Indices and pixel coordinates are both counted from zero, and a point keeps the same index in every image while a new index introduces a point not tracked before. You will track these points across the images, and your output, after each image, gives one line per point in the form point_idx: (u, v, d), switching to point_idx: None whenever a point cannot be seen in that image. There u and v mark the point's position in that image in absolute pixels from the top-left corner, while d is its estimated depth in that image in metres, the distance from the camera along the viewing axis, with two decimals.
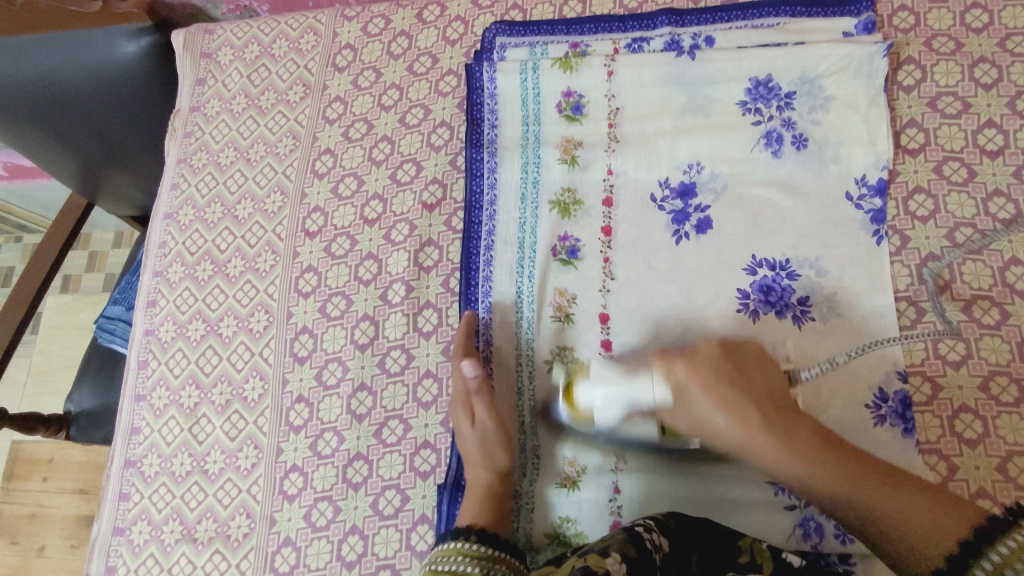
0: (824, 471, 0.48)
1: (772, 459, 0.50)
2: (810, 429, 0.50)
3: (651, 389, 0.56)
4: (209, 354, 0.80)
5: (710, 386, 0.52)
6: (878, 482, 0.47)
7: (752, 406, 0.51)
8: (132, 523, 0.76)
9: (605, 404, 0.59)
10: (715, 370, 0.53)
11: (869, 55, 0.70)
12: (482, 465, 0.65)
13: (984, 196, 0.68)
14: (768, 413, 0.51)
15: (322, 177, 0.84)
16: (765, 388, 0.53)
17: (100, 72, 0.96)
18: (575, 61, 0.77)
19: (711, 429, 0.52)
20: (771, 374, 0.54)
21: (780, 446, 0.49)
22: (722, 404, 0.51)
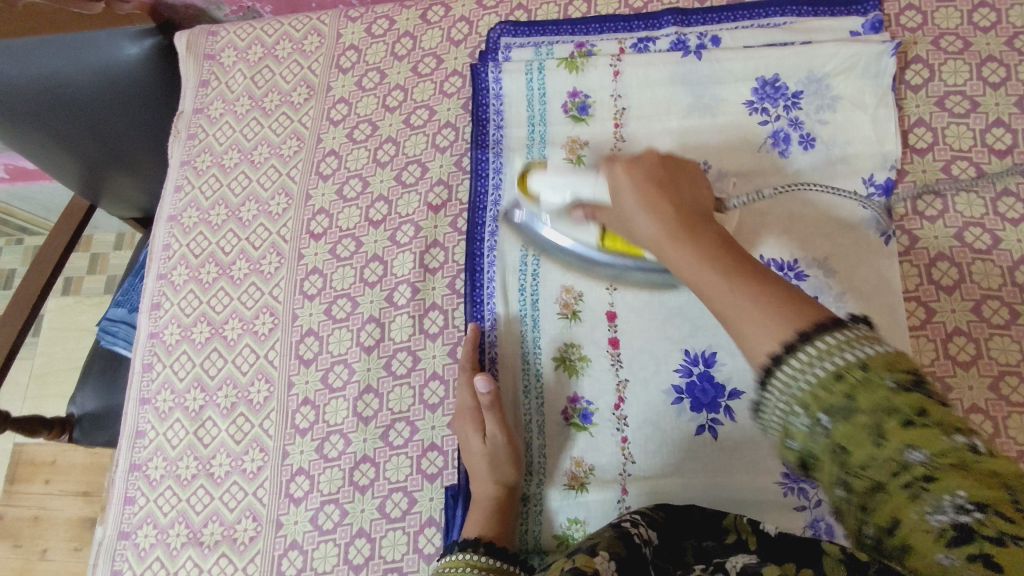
0: (720, 272, 0.43)
1: (677, 264, 0.46)
2: (718, 236, 0.47)
3: (595, 181, 0.62)
4: (214, 357, 0.80)
5: (634, 195, 0.51)
6: (767, 284, 0.41)
7: (675, 221, 0.48)
8: (137, 527, 0.75)
9: (553, 189, 0.65)
10: (649, 171, 0.53)
11: (877, 55, 0.70)
12: (491, 479, 0.64)
13: (993, 195, 0.68)
14: (686, 219, 0.48)
15: (327, 178, 0.84)
16: (693, 206, 0.50)
17: (102, 73, 0.96)
18: (581, 61, 0.78)
19: (637, 186, 0.52)
20: (700, 198, 0.53)
21: (682, 247, 0.46)
22: (645, 204, 0.50)
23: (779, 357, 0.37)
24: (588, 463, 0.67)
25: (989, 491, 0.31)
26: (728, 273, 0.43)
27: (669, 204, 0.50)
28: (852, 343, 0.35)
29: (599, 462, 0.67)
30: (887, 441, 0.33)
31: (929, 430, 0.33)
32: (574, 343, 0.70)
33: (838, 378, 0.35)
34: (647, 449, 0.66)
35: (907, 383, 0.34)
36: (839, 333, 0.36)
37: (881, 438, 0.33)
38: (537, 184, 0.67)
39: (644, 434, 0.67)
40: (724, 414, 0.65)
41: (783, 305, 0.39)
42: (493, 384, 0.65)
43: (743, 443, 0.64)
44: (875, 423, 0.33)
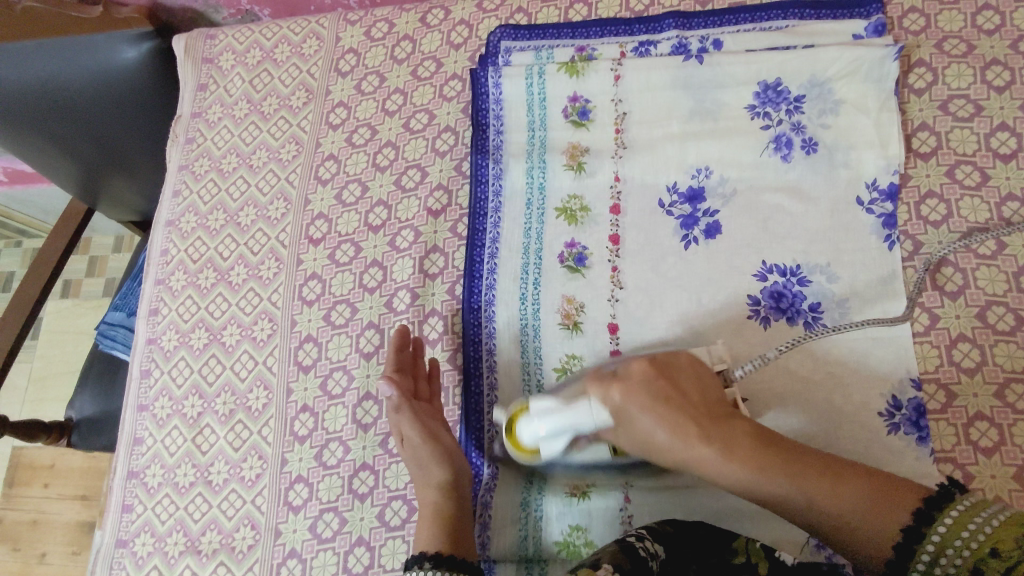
0: (793, 487, 0.49)
1: (726, 481, 0.51)
2: (749, 436, 0.52)
3: (591, 413, 0.56)
4: (212, 363, 0.79)
5: (645, 400, 0.54)
6: (830, 477, 0.49)
7: (697, 421, 0.53)
8: (135, 535, 0.75)
9: (554, 346, 0.70)
10: (649, 387, 0.55)
11: (880, 59, 0.69)
12: (424, 484, 0.64)
13: (997, 200, 0.67)
14: (723, 430, 0.52)
15: (326, 183, 0.83)
16: (701, 396, 0.55)
17: (99, 77, 0.95)
18: (582, 65, 0.77)
19: (648, 410, 0.54)
20: (703, 381, 0.56)
21: (731, 447, 0.51)
22: (661, 421, 0.53)
23: (908, 552, 0.45)
24: (590, 472, 0.67)
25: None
26: (834, 495, 0.48)
27: (681, 412, 0.53)
28: (975, 510, 0.44)
29: (601, 471, 0.66)
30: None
31: (1021, 565, 0.41)
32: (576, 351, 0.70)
33: (1003, 545, 0.42)
34: None
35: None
36: (958, 506, 0.45)
37: (1011, 573, 0.41)
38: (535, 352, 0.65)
39: None
40: None
41: (854, 488, 0.48)
42: (396, 389, 0.67)
43: None
44: (1008, 571, 0.41)
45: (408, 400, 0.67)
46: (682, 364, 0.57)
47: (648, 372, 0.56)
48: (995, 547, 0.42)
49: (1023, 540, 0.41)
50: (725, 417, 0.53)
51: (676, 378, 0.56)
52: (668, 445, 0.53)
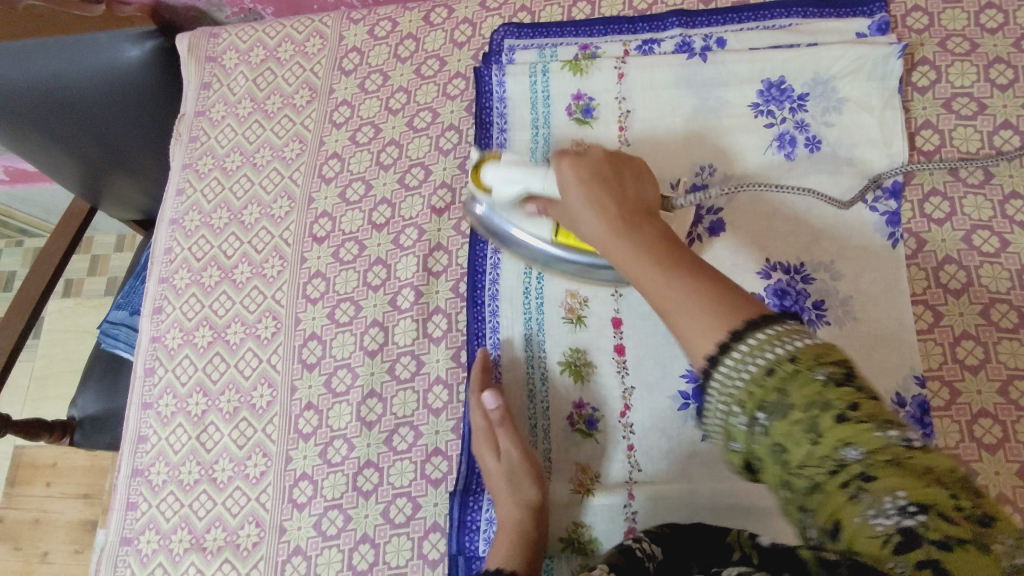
0: (663, 264, 0.44)
1: (630, 273, 0.47)
2: (659, 237, 0.47)
3: (544, 179, 0.58)
4: (216, 361, 0.79)
5: (574, 185, 0.52)
6: (702, 278, 0.42)
7: (615, 219, 0.49)
8: (140, 532, 0.75)
9: (504, 183, 0.61)
10: (593, 168, 0.53)
11: (883, 57, 0.70)
12: (512, 500, 0.62)
13: (1001, 198, 0.67)
14: (635, 223, 0.48)
15: (329, 181, 0.83)
16: (637, 202, 0.51)
17: (103, 76, 0.95)
18: (585, 64, 0.77)
19: (578, 179, 0.52)
20: (645, 187, 0.54)
21: (628, 244, 0.47)
22: (588, 200, 0.51)
23: (714, 356, 0.38)
24: (594, 469, 0.67)
25: (929, 489, 0.31)
26: (683, 289, 0.42)
27: (613, 200, 0.50)
28: (783, 338, 0.36)
29: (605, 469, 0.67)
30: (804, 418, 0.34)
31: (863, 428, 0.33)
32: (580, 347, 0.70)
33: (774, 374, 0.36)
34: (653, 455, 0.66)
35: (839, 378, 0.35)
36: (770, 328, 0.37)
37: (815, 438, 0.34)
38: (491, 178, 0.63)
39: (649, 440, 0.67)
40: None
41: (715, 303, 0.40)
42: (501, 400, 0.66)
43: None
44: (810, 417, 0.34)
45: (510, 415, 0.66)
46: (635, 172, 0.55)
47: (601, 158, 0.54)
48: (786, 362, 0.36)
49: (861, 401, 0.34)
50: (659, 235, 0.48)
51: (621, 174, 0.53)
52: (594, 235, 0.50)
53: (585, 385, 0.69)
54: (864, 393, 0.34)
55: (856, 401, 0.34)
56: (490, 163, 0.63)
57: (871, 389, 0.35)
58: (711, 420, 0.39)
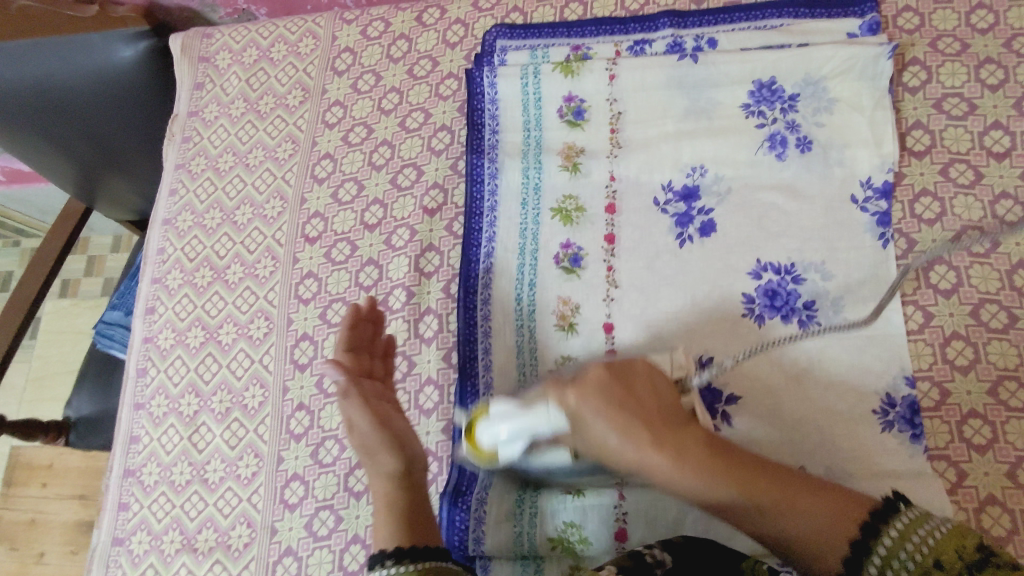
0: (741, 496, 0.50)
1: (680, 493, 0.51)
2: (701, 446, 0.52)
3: (548, 418, 0.54)
4: (208, 362, 0.79)
5: (604, 405, 0.53)
6: (762, 483, 0.50)
7: (650, 431, 0.52)
8: (131, 533, 0.75)
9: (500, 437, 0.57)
10: (606, 395, 0.54)
11: (873, 57, 0.70)
12: (370, 470, 0.59)
13: (991, 198, 0.67)
14: (676, 445, 0.51)
15: (322, 182, 0.83)
16: (659, 411, 0.54)
17: (95, 75, 0.95)
18: (576, 65, 0.77)
19: (596, 414, 0.53)
20: (659, 388, 0.56)
21: (683, 465, 0.51)
22: (619, 433, 0.52)
23: (863, 548, 0.47)
24: None
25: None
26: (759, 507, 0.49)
27: (644, 428, 0.52)
28: (924, 538, 0.45)
29: None
30: (960, 570, 0.43)
31: (947, 542, 0.44)
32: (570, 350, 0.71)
33: (943, 565, 0.44)
34: None
35: (976, 560, 0.43)
36: (901, 522, 0.46)
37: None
38: (483, 431, 0.58)
39: None
40: (720, 419, 0.65)
41: (802, 497, 0.50)
42: (336, 368, 0.62)
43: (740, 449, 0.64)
44: (931, 569, 0.44)
45: (353, 381, 0.62)
46: (640, 373, 0.56)
47: (603, 378, 0.55)
48: (939, 557, 0.44)
49: (978, 561, 0.43)
50: (701, 438, 0.52)
51: (635, 382, 0.55)
52: (620, 454, 0.53)
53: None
54: (1003, 566, 0.42)
55: (984, 562, 0.43)
56: (482, 421, 0.59)
57: (945, 523, 0.46)
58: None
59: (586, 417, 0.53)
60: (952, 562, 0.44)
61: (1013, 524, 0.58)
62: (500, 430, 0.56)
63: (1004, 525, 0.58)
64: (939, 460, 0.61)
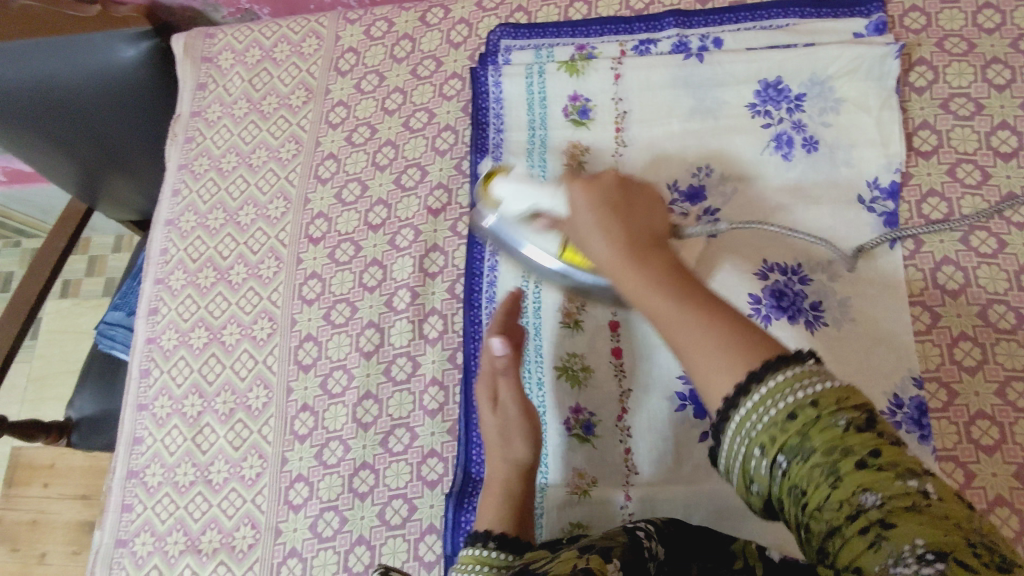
0: (667, 297, 0.44)
1: (651, 312, 0.44)
2: (666, 267, 0.46)
3: (553, 195, 0.59)
4: (212, 363, 0.79)
5: (590, 212, 0.51)
6: (718, 318, 0.41)
7: (624, 250, 0.48)
8: (135, 535, 0.75)
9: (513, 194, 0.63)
10: (604, 194, 0.52)
11: (880, 57, 0.69)
12: (500, 456, 0.64)
13: (998, 198, 0.67)
14: (643, 258, 0.47)
15: (325, 182, 0.83)
16: (646, 234, 0.50)
17: (98, 76, 0.95)
18: (582, 64, 0.77)
19: (603, 202, 0.52)
20: (655, 217, 0.53)
21: (640, 273, 0.46)
22: (598, 225, 0.50)
23: (731, 400, 0.38)
24: (591, 473, 0.67)
25: (946, 536, 0.31)
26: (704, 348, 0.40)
27: (623, 229, 0.49)
28: (807, 378, 0.37)
29: (602, 472, 0.67)
30: (821, 460, 0.35)
31: (885, 474, 0.33)
32: (576, 350, 0.70)
33: (842, 439, 0.34)
34: (650, 457, 0.66)
35: (860, 423, 0.35)
36: (787, 369, 0.37)
37: (836, 481, 0.34)
38: (500, 189, 0.64)
39: (648, 442, 0.67)
40: None
41: (723, 326, 0.41)
42: (508, 348, 0.64)
43: None
44: (832, 462, 0.34)
45: (515, 363, 0.65)
46: (650, 208, 0.53)
47: (613, 183, 0.53)
48: (815, 402, 0.36)
49: (881, 449, 0.34)
50: (674, 267, 0.46)
51: (630, 207, 0.52)
52: (600, 259, 0.49)
53: (584, 389, 0.69)
54: (884, 439, 0.35)
55: (878, 448, 0.34)
56: (501, 175, 0.65)
57: (886, 435, 0.35)
58: (731, 459, 0.39)
59: (577, 206, 0.52)
60: (892, 455, 0.34)
61: (1020, 525, 0.58)
62: (509, 191, 0.63)
63: (1012, 526, 0.58)
64: (947, 461, 0.61)
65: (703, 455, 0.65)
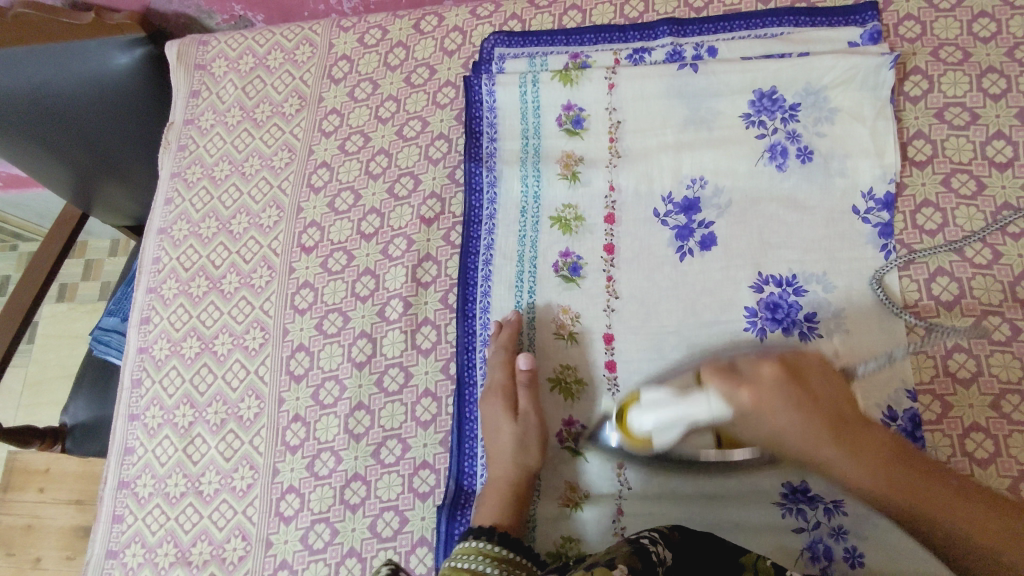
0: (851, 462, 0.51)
1: (847, 479, 0.51)
2: (866, 451, 0.52)
3: (707, 405, 0.54)
4: (203, 372, 0.79)
5: (798, 439, 0.51)
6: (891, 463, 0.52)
7: (820, 430, 0.51)
8: (126, 546, 0.74)
9: (660, 423, 0.58)
10: (786, 393, 0.52)
11: (875, 67, 0.69)
12: (515, 463, 0.65)
13: (993, 209, 0.67)
14: (828, 435, 0.51)
15: (318, 191, 0.83)
16: (842, 408, 0.53)
17: (91, 82, 0.95)
18: (575, 73, 0.76)
19: (783, 426, 0.51)
20: (829, 383, 0.54)
21: (853, 460, 0.51)
22: (804, 426, 0.51)
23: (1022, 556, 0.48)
24: (583, 486, 0.67)
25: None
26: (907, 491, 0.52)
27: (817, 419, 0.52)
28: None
29: (594, 486, 0.66)
30: None
31: None
32: (570, 362, 0.70)
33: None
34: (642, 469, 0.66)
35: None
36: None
37: None
38: (639, 423, 0.60)
39: None
40: None
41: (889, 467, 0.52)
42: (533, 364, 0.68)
43: None
44: None
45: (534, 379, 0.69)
46: (816, 365, 0.55)
47: (779, 380, 0.52)
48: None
49: None
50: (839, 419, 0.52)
51: (810, 380, 0.53)
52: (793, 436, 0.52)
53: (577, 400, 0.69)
54: None
55: None
56: (634, 408, 0.61)
57: None
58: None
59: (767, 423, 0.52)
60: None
61: None
62: (647, 420, 0.59)
63: None
64: None
65: None
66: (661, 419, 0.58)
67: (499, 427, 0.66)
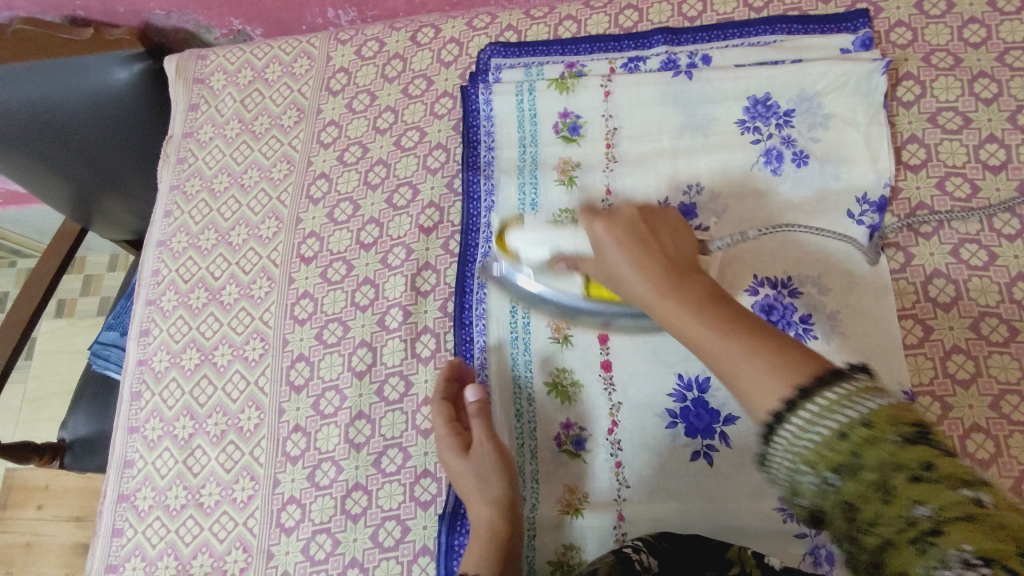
0: (663, 274, 0.50)
1: (665, 316, 0.49)
2: (708, 297, 0.48)
3: (574, 238, 0.61)
4: (204, 384, 0.79)
5: (616, 246, 0.53)
6: (786, 352, 0.42)
7: (664, 278, 0.50)
8: (125, 560, 0.74)
9: (532, 243, 0.64)
10: (631, 228, 0.54)
11: (867, 73, 0.70)
12: (483, 499, 0.63)
13: (988, 211, 0.67)
14: (695, 299, 0.48)
15: (317, 202, 0.83)
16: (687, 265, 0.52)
17: (91, 99, 0.96)
18: (571, 82, 0.77)
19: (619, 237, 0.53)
20: (681, 242, 0.55)
21: (682, 301, 0.48)
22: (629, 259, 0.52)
23: (780, 416, 0.40)
24: (582, 489, 0.67)
25: (996, 544, 0.34)
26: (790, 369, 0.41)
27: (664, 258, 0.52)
28: (856, 396, 0.38)
29: (594, 488, 0.66)
30: (876, 479, 0.36)
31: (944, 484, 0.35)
32: (566, 366, 0.70)
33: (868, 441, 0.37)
34: (642, 472, 0.66)
35: (911, 437, 0.36)
36: (842, 387, 0.38)
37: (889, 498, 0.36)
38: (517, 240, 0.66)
39: (640, 458, 0.66)
40: (719, 439, 0.65)
41: (773, 345, 0.43)
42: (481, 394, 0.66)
43: (740, 467, 0.64)
44: (880, 480, 0.36)
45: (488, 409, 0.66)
46: (670, 226, 0.56)
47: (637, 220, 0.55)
48: (866, 421, 0.37)
49: (935, 463, 0.35)
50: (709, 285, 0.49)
51: (656, 236, 0.54)
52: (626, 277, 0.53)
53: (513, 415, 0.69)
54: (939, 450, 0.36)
55: (929, 460, 0.35)
56: (512, 229, 0.67)
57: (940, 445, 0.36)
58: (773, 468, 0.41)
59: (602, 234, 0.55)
60: (950, 464, 0.35)
61: None
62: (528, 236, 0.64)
63: None
64: None
65: (693, 473, 0.65)
66: (536, 238, 0.64)
67: (482, 452, 0.64)
